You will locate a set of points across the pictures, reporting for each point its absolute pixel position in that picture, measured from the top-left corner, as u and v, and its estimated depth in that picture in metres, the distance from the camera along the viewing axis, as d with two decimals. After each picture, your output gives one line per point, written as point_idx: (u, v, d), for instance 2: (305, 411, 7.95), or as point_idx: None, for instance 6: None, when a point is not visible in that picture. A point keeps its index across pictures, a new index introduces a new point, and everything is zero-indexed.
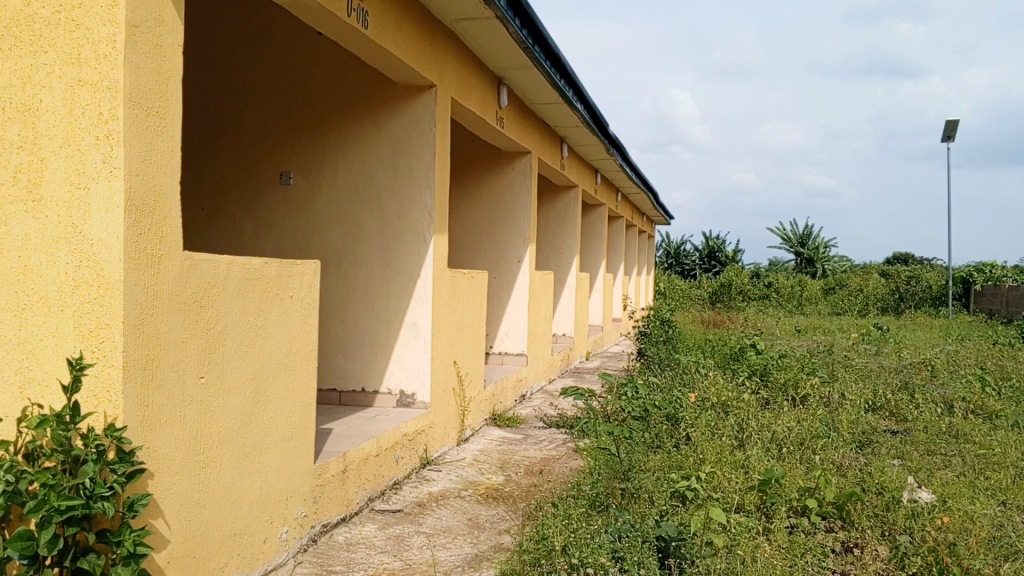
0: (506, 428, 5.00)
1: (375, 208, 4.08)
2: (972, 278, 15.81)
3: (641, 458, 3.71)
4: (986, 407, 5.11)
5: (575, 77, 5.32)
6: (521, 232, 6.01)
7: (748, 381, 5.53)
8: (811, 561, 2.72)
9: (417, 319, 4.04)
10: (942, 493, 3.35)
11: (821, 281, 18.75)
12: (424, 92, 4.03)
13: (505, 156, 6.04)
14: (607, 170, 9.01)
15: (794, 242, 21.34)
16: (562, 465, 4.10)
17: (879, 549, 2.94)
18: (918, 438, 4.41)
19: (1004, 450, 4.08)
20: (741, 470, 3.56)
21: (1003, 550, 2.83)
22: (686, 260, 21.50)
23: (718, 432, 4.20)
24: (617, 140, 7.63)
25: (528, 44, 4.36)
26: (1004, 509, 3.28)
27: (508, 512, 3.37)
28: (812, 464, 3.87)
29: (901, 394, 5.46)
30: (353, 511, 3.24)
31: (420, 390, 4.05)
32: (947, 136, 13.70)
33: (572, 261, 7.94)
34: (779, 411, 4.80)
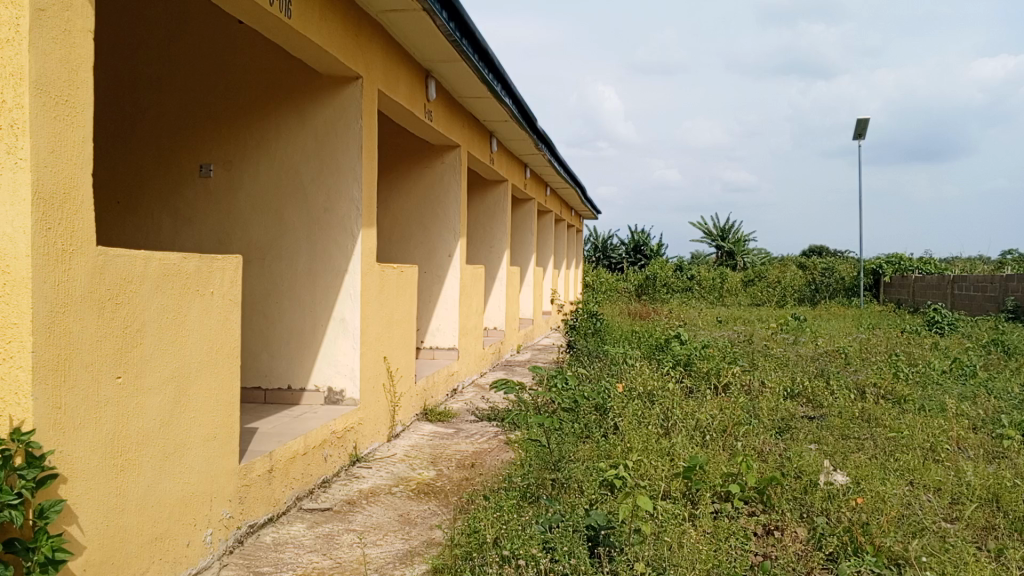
0: (437, 422, 4.99)
1: (300, 202, 3.99)
2: (881, 269, 16.58)
3: (571, 448, 3.75)
4: (896, 392, 5.37)
5: (503, 71, 5.32)
6: (452, 225, 5.98)
7: (673, 371, 5.66)
8: (735, 544, 2.81)
9: (345, 315, 3.97)
10: (855, 476, 3.51)
11: (742, 274, 19.34)
12: (349, 84, 3.96)
13: (434, 150, 6.00)
14: (536, 164, 9.06)
15: (715, 236, 21.93)
16: (493, 458, 4.11)
17: (798, 531, 3.06)
18: (833, 423, 4.60)
19: (912, 432, 4.30)
20: (667, 458, 3.64)
21: (911, 527, 2.97)
22: (613, 253, 21.84)
23: (645, 421, 4.30)
24: (545, 135, 7.68)
25: (456, 37, 4.33)
26: (912, 488, 3.45)
27: (440, 506, 3.36)
28: (735, 450, 3.99)
29: (817, 381, 5.69)
30: (281, 510, 3.18)
31: (350, 386, 4.00)
32: (857, 134, 14.30)
33: (502, 255, 7.97)
34: (703, 399, 4.93)
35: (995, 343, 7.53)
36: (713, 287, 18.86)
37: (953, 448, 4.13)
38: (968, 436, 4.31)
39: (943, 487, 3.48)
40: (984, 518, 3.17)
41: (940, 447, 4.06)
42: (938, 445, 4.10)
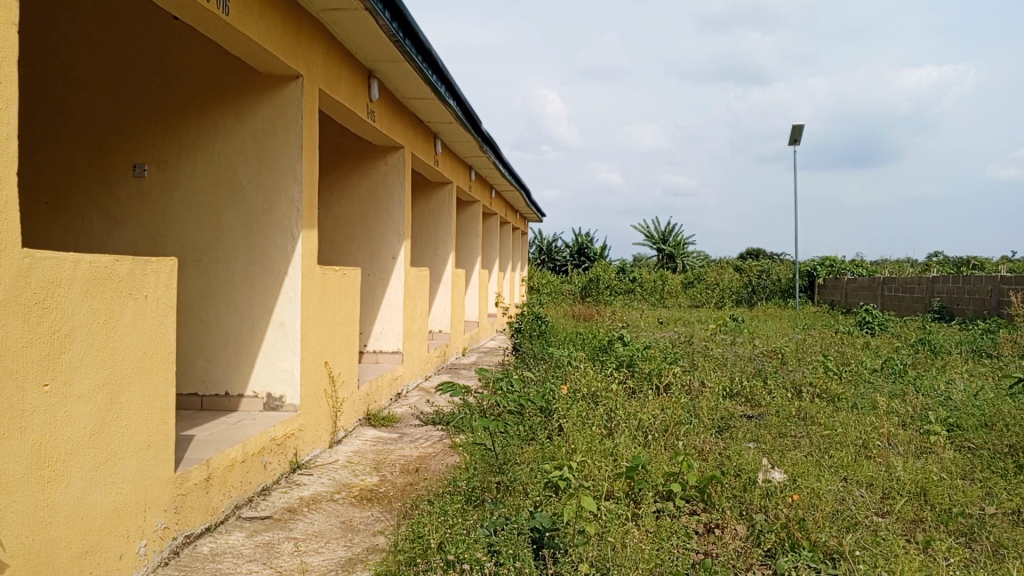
0: (380, 427, 4.93)
1: (238, 203, 3.89)
2: (815, 272, 17.10)
3: (516, 451, 3.75)
4: (830, 390, 5.54)
5: (447, 72, 5.30)
6: (395, 227, 5.92)
7: (616, 372, 5.73)
8: (677, 543, 2.84)
9: (285, 318, 3.89)
10: (792, 473, 3.60)
11: (682, 276, 19.69)
12: (289, 83, 3.88)
13: (377, 151, 5.94)
14: (481, 167, 9.05)
15: (656, 239, 22.27)
16: (437, 462, 4.08)
17: (737, 528, 3.12)
18: (771, 422, 4.72)
19: (845, 430, 4.43)
20: (610, 458, 3.67)
21: (845, 522, 3.06)
22: (558, 256, 21.99)
23: (589, 421, 4.33)
24: (490, 137, 7.68)
25: (399, 37, 4.29)
26: (846, 484, 3.56)
27: (383, 512, 3.32)
28: (677, 449, 4.06)
29: (755, 380, 5.83)
30: (219, 519, 3.09)
31: (290, 391, 3.91)
32: (792, 140, 14.72)
33: (447, 257, 7.94)
34: (645, 400, 5.00)
35: (922, 342, 7.83)
36: (655, 289, 19.15)
37: (883, 444, 4.27)
38: (897, 432, 4.47)
39: (875, 482, 3.59)
40: (913, 511, 3.29)
41: (872, 444, 4.20)
42: (870, 442, 4.24)
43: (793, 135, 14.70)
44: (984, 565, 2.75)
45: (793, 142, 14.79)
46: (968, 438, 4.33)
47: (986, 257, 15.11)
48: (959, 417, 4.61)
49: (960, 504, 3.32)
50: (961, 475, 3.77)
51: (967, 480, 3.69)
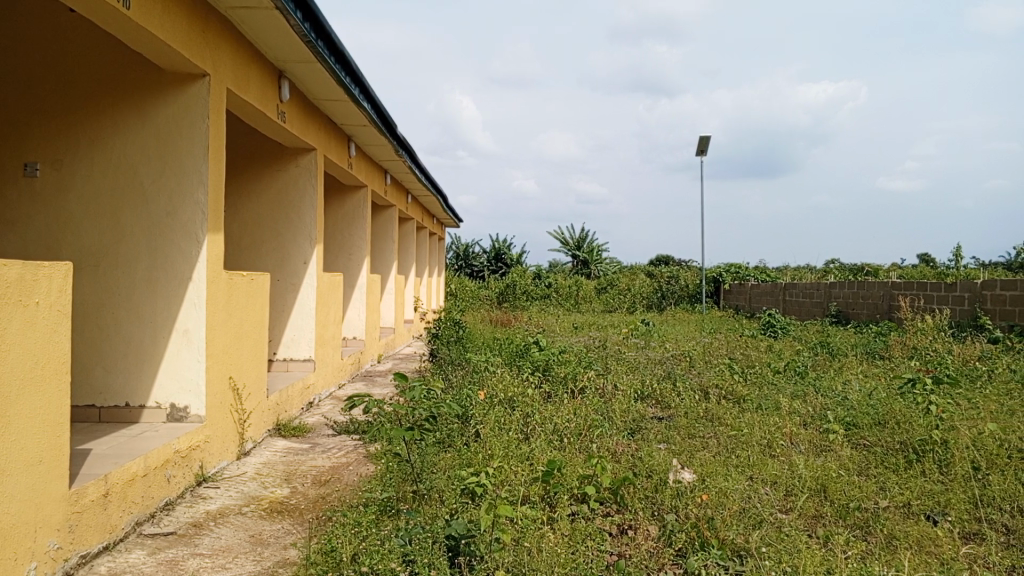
0: (292, 438, 4.79)
1: (139, 205, 3.71)
2: (721, 277, 17.74)
3: (431, 459, 3.73)
4: (736, 392, 5.73)
5: (360, 75, 5.21)
6: (307, 231, 5.78)
7: (532, 376, 5.77)
8: (591, 545, 2.88)
9: (189, 326, 3.74)
10: (701, 473, 3.70)
11: (595, 282, 20.02)
12: (195, 81, 3.74)
13: (288, 153, 5.79)
14: (397, 171, 8.96)
15: (571, 246, 22.57)
16: (351, 472, 3.99)
17: (649, 529, 3.18)
18: (680, 423, 4.85)
19: (751, 430, 4.59)
20: (526, 463, 3.69)
21: (751, 519, 3.16)
22: (475, 261, 22.01)
23: (505, 426, 4.35)
24: (405, 142, 7.61)
25: (312, 38, 4.19)
26: (752, 483, 3.68)
27: (294, 525, 3.22)
28: (591, 452, 4.11)
29: (665, 383, 5.99)
30: (118, 537, 2.93)
31: (194, 402, 3.76)
32: (700, 150, 15.21)
33: (361, 263, 7.81)
34: (561, 404, 5.05)
35: (822, 345, 8.20)
36: (569, 294, 19.40)
37: (786, 443, 4.44)
38: (799, 431, 4.65)
39: (778, 480, 3.74)
40: (813, 507, 3.44)
41: (775, 443, 4.37)
42: (774, 441, 4.41)
43: (700, 146, 15.21)
44: (878, 556, 2.90)
45: (699, 151, 15.26)
46: (863, 435, 4.56)
47: (877, 263, 15.99)
48: (855, 416, 4.85)
49: (857, 499, 3.49)
50: (857, 471, 3.96)
51: (863, 476, 3.88)
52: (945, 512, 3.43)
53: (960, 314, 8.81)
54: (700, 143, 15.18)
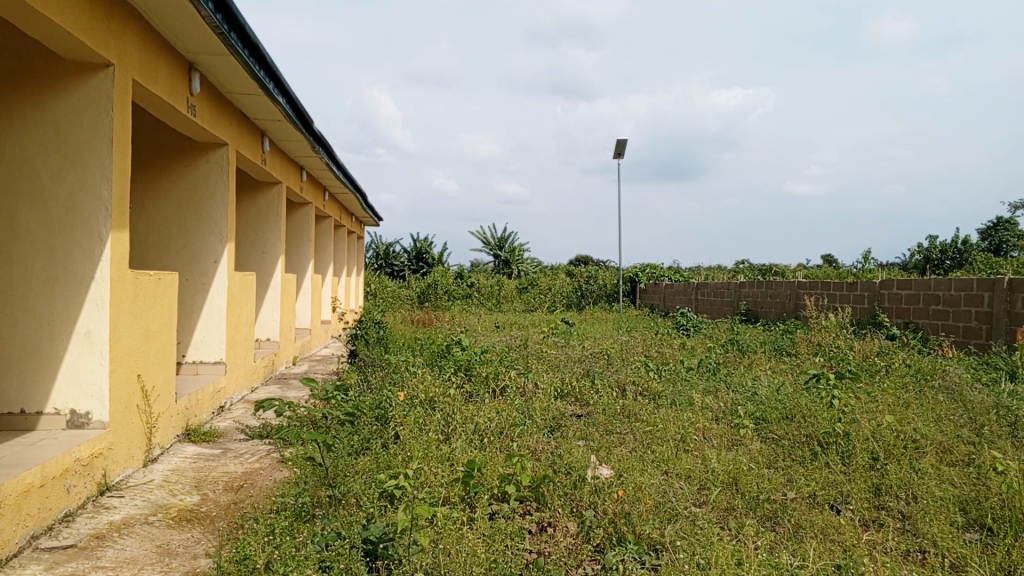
0: (202, 443, 4.62)
1: (36, 200, 3.52)
2: (637, 278, 18.22)
3: (350, 463, 3.67)
4: (652, 388, 5.87)
5: (275, 69, 5.07)
6: (218, 229, 5.58)
7: (453, 376, 5.76)
8: (510, 544, 2.89)
9: (91, 327, 3.56)
10: (618, 469, 3.77)
11: (516, 281, 20.13)
12: (98, 71, 3.57)
13: (198, 148, 5.59)
14: (313, 168, 8.76)
15: (492, 245, 22.60)
16: (265, 478, 3.88)
17: (568, 526, 3.21)
18: (598, 420, 4.93)
19: (666, 426, 4.71)
20: (446, 464, 3.67)
21: (666, 513, 3.24)
22: (395, 261, 21.77)
23: (425, 427, 4.33)
24: (322, 139, 7.45)
25: (225, 30, 4.04)
26: (667, 477, 3.78)
27: (205, 533, 3.11)
28: (511, 450, 4.12)
29: (584, 380, 6.07)
30: (11, 553, 2.76)
31: (97, 407, 3.58)
32: (617, 153, 15.49)
33: (276, 262, 7.61)
34: (482, 404, 5.05)
35: (732, 342, 8.49)
36: (491, 293, 19.42)
37: (700, 438, 4.58)
38: (711, 426, 4.79)
39: (692, 474, 3.85)
40: (726, 500, 3.55)
41: (689, 438, 4.49)
42: (687, 436, 4.53)
43: (617, 149, 15.48)
44: (785, 546, 3.01)
45: (617, 154, 15.54)
46: (771, 429, 4.74)
47: (784, 264, 16.68)
48: (764, 411, 5.04)
49: (766, 491, 3.61)
50: (766, 464, 4.12)
51: (771, 469, 4.03)
52: (847, 501, 3.61)
53: (860, 312, 9.28)
54: (618, 146, 15.45)
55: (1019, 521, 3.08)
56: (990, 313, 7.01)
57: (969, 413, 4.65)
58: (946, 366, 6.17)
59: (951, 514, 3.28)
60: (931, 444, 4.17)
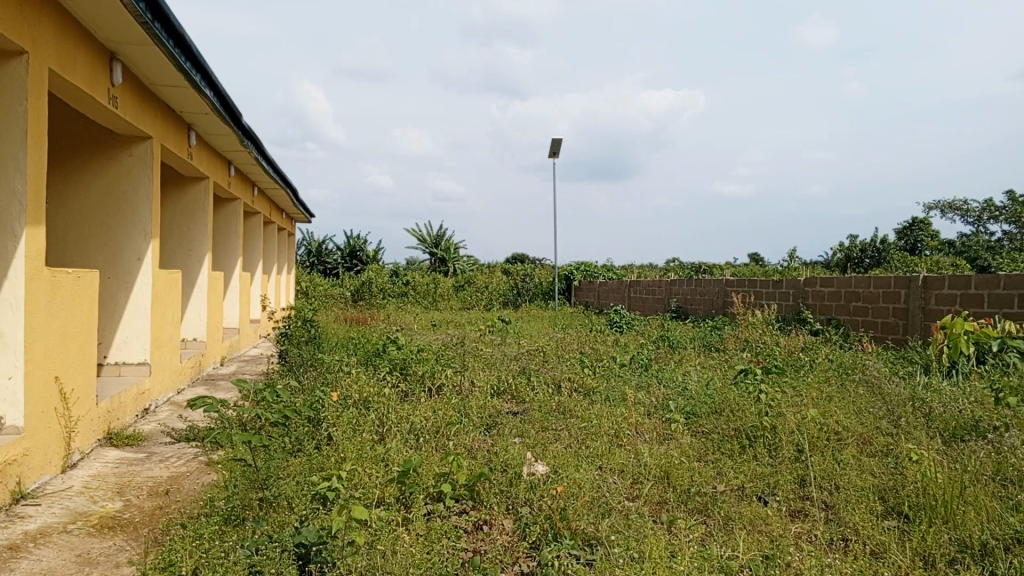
0: (125, 447, 4.45)
1: None
2: (573, 276, 18.56)
3: (281, 465, 3.59)
4: (586, 385, 5.93)
5: (202, 60, 4.91)
6: (141, 225, 5.38)
7: (388, 376, 5.70)
8: (446, 544, 2.87)
9: (4, 328, 3.39)
10: (554, 465, 3.81)
11: (452, 279, 20.08)
12: (11, 59, 3.40)
13: (120, 141, 5.38)
14: (242, 163, 8.54)
15: (428, 242, 22.46)
16: (192, 482, 3.76)
17: (504, 524, 3.22)
18: (534, 417, 4.96)
19: (600, 422, 4.77)
20: (381, 464, 3.63)
21: (601, 508, 3.27)
22: (328, 258, 21.42)
23: (359, 428, 4.27)
24: (251, 132, 7.26)
25: (148, 19, 3.90)
26: (602, 472, 3.83)
27: (128, 541, 2.99)
28: (447, 449, 4.10)
29: (520, 378, 6.10)
30: None
31: (11, 412, 3.41)
32: (552, 152, 15.62)
33: (203, 259, 7.39)
34: (417, 403, 5.01)
35: (663, 339, 8.65)
36: (428, 289, 19.15)
37: (632, 433, 4.65)
38: (644, 421, 4.88)
39: (625, 468, 3.91)
40: (658, 494, 3.62)
41: (623, 433, 4.56)
42: (621, 431, 4.59)
43: (552, 148, 15.60)
44: (716, 538, 3.08)
45: (552, 153, 15.66)
46: (702, 424, 4.85)
47: (713, 262, 17.12)
48: (694, 406, 5.16)
49: (697, 484, 3.69)
50: (697, 457, 4.21)
51: (702, 462, 4.13)
52: (774, 492, 3.72)
53: (785, 308, 9.60)
54: (553, 145, 15.58)
55: (932, 508, 3.22)
56: (906, 310, 7.33)
57: (887, 405, 4.86)
58: (866, 361, 6.43)
59: (871, 503, 3.42)
60: (852, 436, 4.33)
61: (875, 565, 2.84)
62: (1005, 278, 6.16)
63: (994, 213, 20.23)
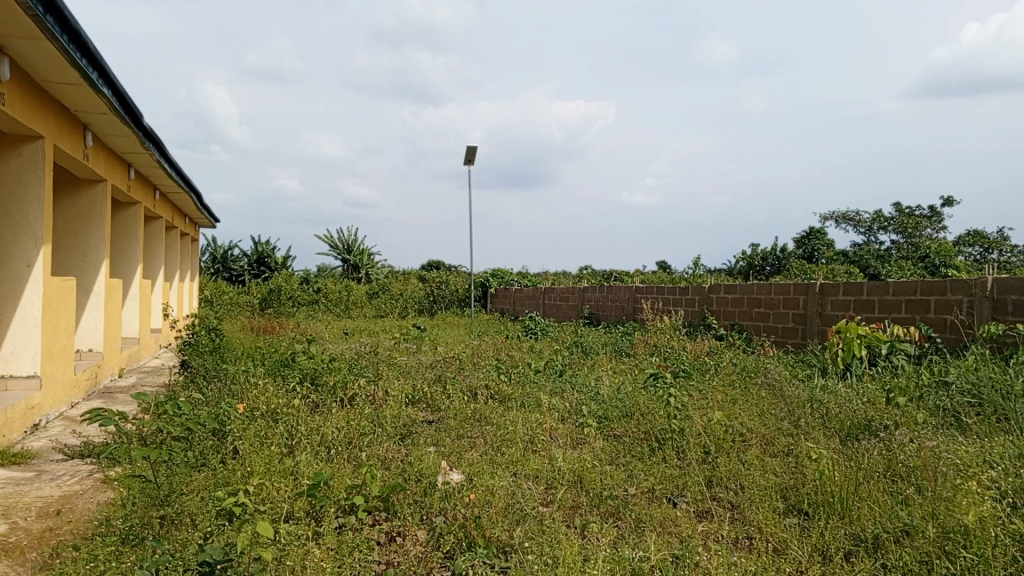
0: (11, 466, 4.17)
1: None
2: (488, 283, 18.64)
3: (183, 481, 3.44)
4: (502, 391, 5.95)
5: (99, 58, 4.69)
6: (32, 229, 5.11)
7: (299, 386, 5.56)
8: (358, 557, 2.82)
9: None
10: (469, 473, 3.80)
11: (366, 286, 19.77)
12: None
13: (8, 141, 5.12)
14: (142, 165, 8.18)
15: (340, 249, 22.07)
16: (87, 501, 3.56)
17: (418, 534, 3.19)
18: (450, 425, 4.93)
19: (515, 428, 4.79)
20: (290, 478, 3.54)
21: (515, 515, 3.28)
22: (234, 265, 20.76)
23: (267, 441, 4.15)
24: (152, 133, 6.96)
25: (38, 12, 3.69)
26: (517, 478, 3.85)
27: (12, 566, 2.80)
28: (359, 461, 4.03)
29: (436, 386, 6.06)
30: None
31: None
32: (467, 160, 15.63)
33: (99, 266, 7.04)
34: (328, 414, 4.91)
35: (576, 345, 8.77)
36: (340, 299, 18.89)
37: (547, 438, 4.69)
38: (558, 427, 4.94)
39: (540, 474, 3.94)
40: (572, 498, 3.67)
41: (537, 439, 4.59)
42: (536, 437, 4.63)
43: (468, 155, 15.61)
44: (628, 540, 3.14)
45: (467, 159, 15.66)
46: (613, 428, 4.94)
47: (625, 270, 17.50)
48: (606, 410, 5.26)
49: (609, 487, 3.76)
50: (609, 461, 4.29)
51: (613, 465, 4.21)
52: (682, 493, 3.83)
53: (691, 314, 9.90)
54: (468, 152, 15.59)
55: (830, 505, 3.39)
56: (804, 315, 7.67)
57: (788, 407, 5.07)
58: (767, 364, 6.69)
59: (774, 501, 3.56)
60: (755, 437, 4.49)
61: (777, 561, 2.95)
62: (893, 284, 6.53)
63: (883, 223, 21.43)
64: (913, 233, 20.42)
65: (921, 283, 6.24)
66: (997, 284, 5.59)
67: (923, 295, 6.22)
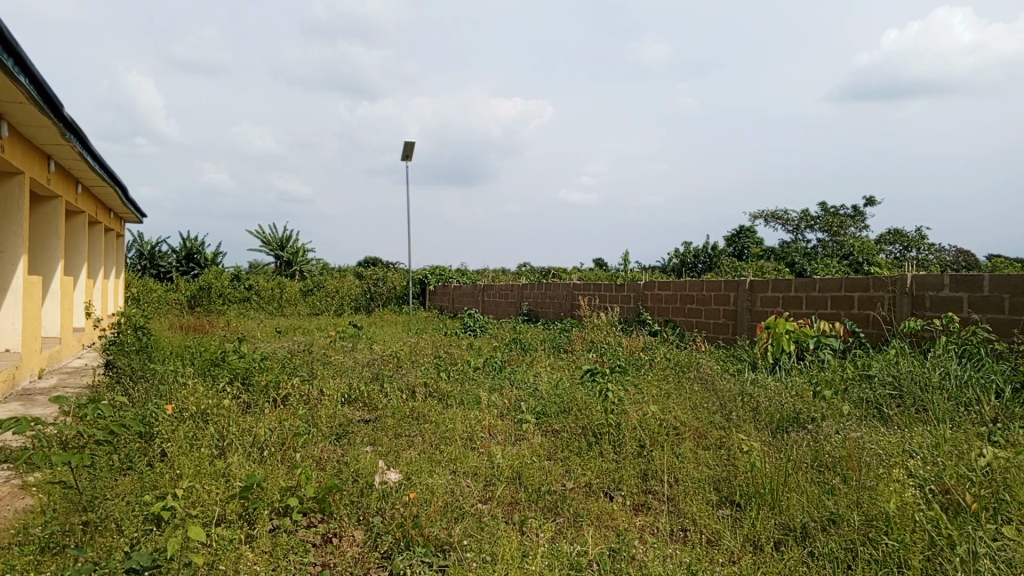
0: None
1: None
2: (427, 279, 18.56)
3: (108, 486, 3.32)
4: (440, 389, 5.92)
5: (16, 45, 4.46)
6: None
7: (229, 386, 5.43)
8: (293, 559, 2.78)
9: None
10: (406, 472, 3.77)
11: (301, 283, 19.41)
12: None
13: None
14: (63, 157, 7.83)
15: (273, 245, 21.57)
16: (3, 508, 3.39)
17: (354, 535, 3.15)
18: (387, 424, 4.89)
19: (453, 426, 4.77)
20: (221, 480, 3.45)
21: (453, 513, 3.28)
22: (162, 261, 20.11)
23: (197, 443, 4.03)
24: (74, 124, 6.66)
25: None
26: (455, 476, 3.85)
27: None
28: (293, 462, 3.95)
29: (372, 385, 5.99)
30: None
31: None
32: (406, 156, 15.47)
33: (17, 263, 6.72)
34: (261, 414, 4.80)
35: (514, 342, 8.79)
36: (272, 296, 18.47)
37: (486, 436, 4.69)
38: (496, 423, 4.94)
39: (478, 471, 3.94)
40: (510, 494, 3.69)
41: (476, 436, 4.58)
42: (474, 435, 4.62)
43: (405, 151, 15.46)
44: (566, 535, 3.17)
45: (405, 155, 15.51)
46: (551, 423, 4.98)
47: (562, 268, 17.63)
48: (544, 406, 5.28)
49: (547, 483, 3.79)
50: (546, 456, 4.32)
51: (551, 461, 4.24)
52: (618, 487, 3.88)
53: (626, 311, 10.04)
54: (406, 149, 15.44)
55: (760, 495, 3.49)
56: (735, 311, 7.87)
57: (720, 401, 5.19)
58: (700, 359, 6.84)
59: (707, 493, 3.64)
60: (689, 430, 4.59)
61: (711, 552, 3.03)
62: (819, 281, 6.76)
63: (809, 222, 22.13)
64: (838, 232, 21.15)
65: (846, 280, 6.46)
66: (916, 281, 5.83)
67: (847, 291, 6.45)
